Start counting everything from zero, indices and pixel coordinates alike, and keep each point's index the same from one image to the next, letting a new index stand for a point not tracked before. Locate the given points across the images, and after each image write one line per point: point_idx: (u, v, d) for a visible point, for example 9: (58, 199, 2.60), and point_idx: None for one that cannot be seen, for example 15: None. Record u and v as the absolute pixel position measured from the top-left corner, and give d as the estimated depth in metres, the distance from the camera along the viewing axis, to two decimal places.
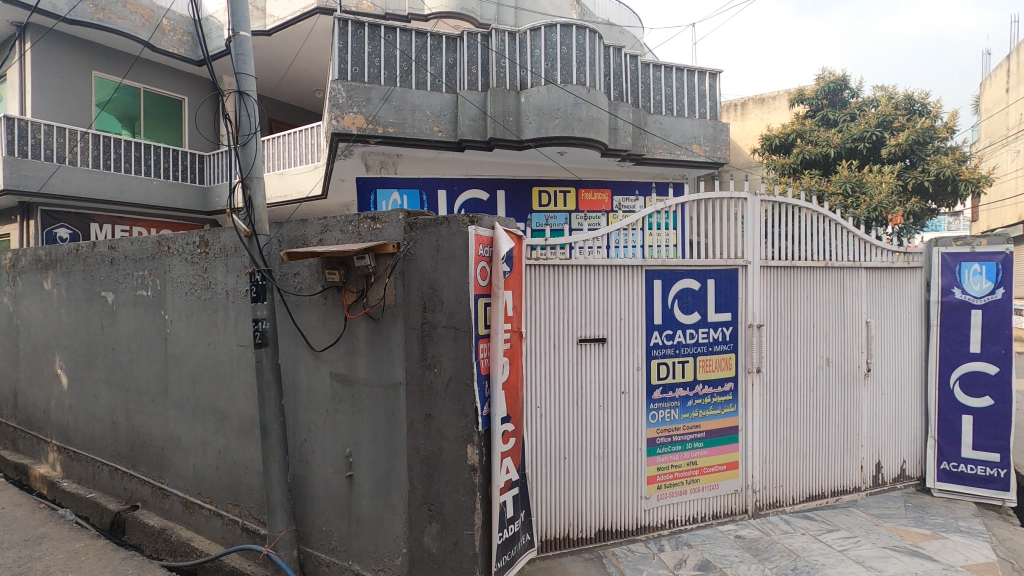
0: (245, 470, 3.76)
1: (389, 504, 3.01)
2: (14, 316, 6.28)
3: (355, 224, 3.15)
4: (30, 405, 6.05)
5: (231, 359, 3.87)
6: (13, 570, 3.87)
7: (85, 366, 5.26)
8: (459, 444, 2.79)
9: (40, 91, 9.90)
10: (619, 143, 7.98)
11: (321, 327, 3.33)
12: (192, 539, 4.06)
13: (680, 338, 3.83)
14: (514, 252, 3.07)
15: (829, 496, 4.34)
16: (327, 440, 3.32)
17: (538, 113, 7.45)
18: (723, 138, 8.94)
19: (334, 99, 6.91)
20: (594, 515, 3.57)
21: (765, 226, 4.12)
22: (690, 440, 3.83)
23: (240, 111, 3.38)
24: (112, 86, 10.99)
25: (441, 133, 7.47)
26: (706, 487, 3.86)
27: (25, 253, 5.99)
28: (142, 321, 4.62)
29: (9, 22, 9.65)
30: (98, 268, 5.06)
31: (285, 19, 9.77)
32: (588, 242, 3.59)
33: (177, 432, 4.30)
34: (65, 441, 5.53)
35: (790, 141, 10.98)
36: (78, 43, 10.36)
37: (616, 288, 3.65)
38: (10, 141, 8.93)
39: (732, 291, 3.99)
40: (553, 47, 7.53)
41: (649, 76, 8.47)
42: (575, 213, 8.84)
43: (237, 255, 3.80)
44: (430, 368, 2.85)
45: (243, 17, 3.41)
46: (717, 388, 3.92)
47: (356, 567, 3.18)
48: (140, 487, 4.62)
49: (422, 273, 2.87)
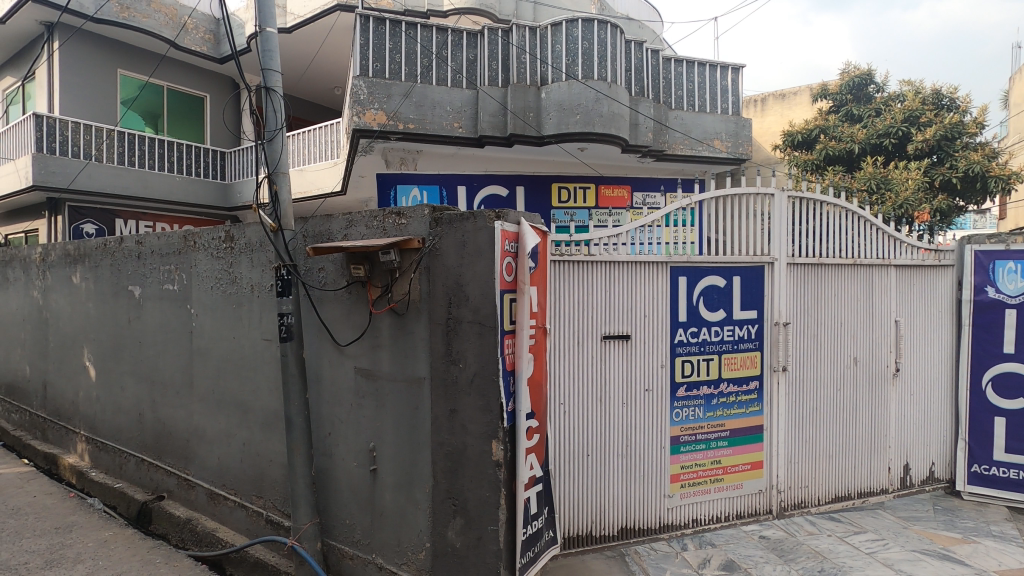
0: (269, 462, 3.80)
1: (412, 499, 3.03)
2: (43, 309, 6.42)
3: (380, 219, 3.15)
4: (59, 395, 6.19)
5: (256, 353, 3.91)
6: (45, 557, 3.96)
7: (113, 359, 5.36)
8: (484, 439, 2.79)
9: (68, 89, 10.08)
10: (640, 139, 7.93)
11: (346, 322, 3.35)
12: (217, 530, 4.12)
13: (705, 336, 3.79)
14: (539, 247, 3.05)
15: (855, 498, 4.27)
16: (350, 434, 3.34)
17: (559, 109, 7.41)
18: (745, 133, 8.77)
19: (356, 94, 6.92)
20: (616, 513, 3.54)
21: (791, 223, 4.06)
22: (714, 439, 3.78)
23: (266, 107, 3.40)
24: (137, 84, 11.16)
25: (462, 129, 7.46)
26: (730, 486, 3.82)
27: (54, 247, 6.13)
28: (168, 314, 4.70)
29: (37, 21, 9.84)
30: (125, 262, 5.15)
31: (305, 17, 9.84)
32: (610, 239, 3.56)
33: (202, 425, 4.36)
34: (92, 432, 5.65)
35: (813, 136, 10.85)
36: (104, 41, 10.53)
37: (640, 285, 3.62)
38: (39, 138, 9.13)
39: (758, 290, 3.93)
40: (573, 42, 7.49)
41: (670, 71, 8.35)
42: (595, 210, 8.75)
43: (262, 250, 3.83)
44: (455, 363, 2.85)
45: (270, 13, 3.43)
46: (742, 387, 3.87)
47: (379, 561, 3.20)
48: (166, 478, 4.71)
49: (447, 268, 2.87)
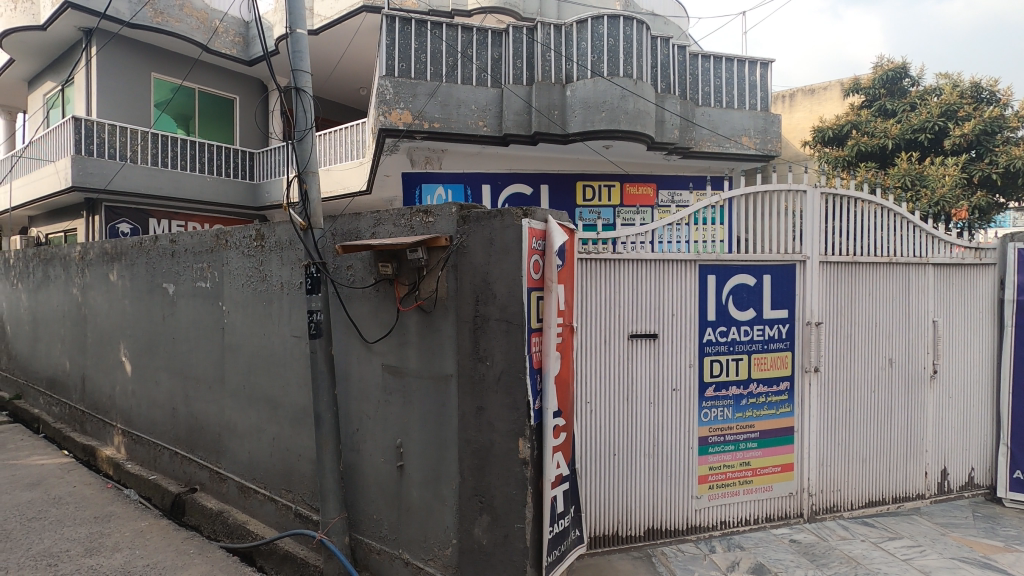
0: (299, 457, 3.87)
1: (439, 495, 3.05)
2: (82, 306, 6.63)
3: (408, 217, 3.17)
4: (97, 389, 6.40)
5: (285, 350, 3.98)
6: (85, 544, 4.10)
7: (148, 354, 5.51)
8: (510, 437, 2.79)
9: (105, 93, 10.40)
10: (666, 136, 7.84)
11: (373, 319, 3.38)
12: (247, 522, 4.21)
13: (734, 335, 3.72)
14: (567, 245, 3.04)
15: (890, 502, 4.16)
16: (378, 431, 3.38)
17: (584, 107, 7.37)
18: (775, 130, 8.56)
19: (382, 94, 6.98)
20: (644, 513, 3.51)
21: (824, 220, 3.97)
22: (743, 440, 3.72)
23: (296, 107, 3.46)
24: (170, 87, 11.45)
25: (486, 128, 7.47)
26: (759, 489, 3.75)
27: (92, 246, 6.33)
28: (201, 311, 4.81)
29: (76, 27, 10.16)
30: (159, 260, 5.29)
31: (332, 18, 9.97)
32: (636, 237, 3.53)
33: (233, 419, 4.46)
34: (128, 425, 5.82)
35: (845, 132, 10.60)
36: (139, 46, 10.83)
37: (669, 283, 3.58)
38: (77, 141, 9.44)
39: (789, 289, 3.85)
40: (599, 39, 7.44)
41: (697, 67, 8.24)
42: (619, 208, 8.69)
43: (292, 248, 3.90)
44: (482, 361, 2.85)
45: (300, 16, 3.49)
46: (772, 387, 3.79)
47: (406, 555, 3.22)
48: (198, 471, 4.84)
49: (474, 266, 2.88)
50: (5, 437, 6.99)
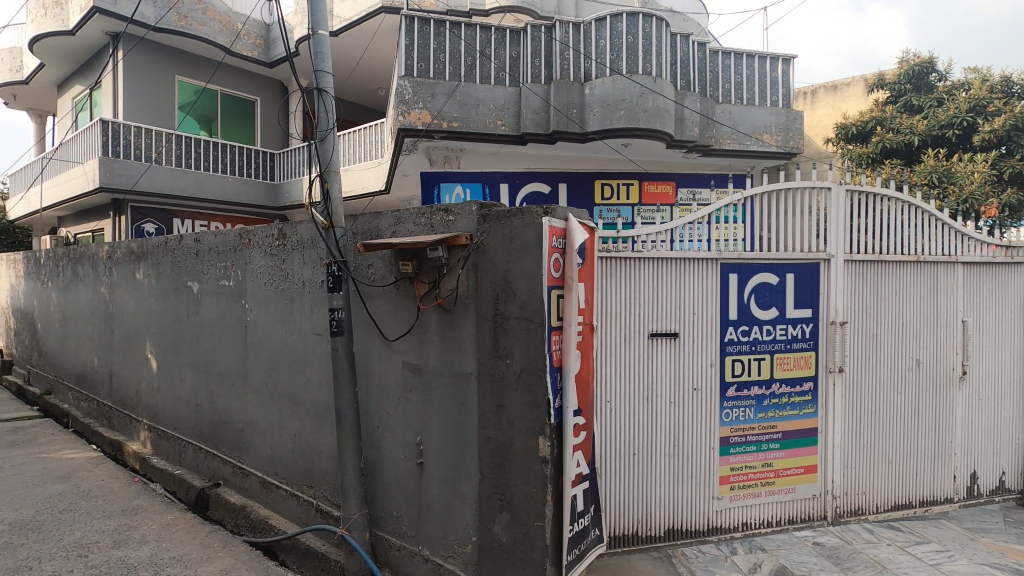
0: (320, 453, 3.91)
1: (458, 492, 3.06)
2: (110, 304, 6.79)
3: (428, 216, 3.19)
4: (124, 385, 6.54)
5: (307, 347, 4.03)
6: (114, 536, 4.20)
7: (173, 351, 5.62)
8: (531, 435, 2.80)
9: (131, 95, 10.63)
10: (685, 134, 7.77)
11: (393, 317, 3.41)
12: (270, 517, 4.27)
13: (757, 335, 3.67)
14: (587, 244, 3.03)
15: (916, 506, 4.08)
16: (398, 428, 3.40)
17: (603, 105, 7.33)
18: (797, 126, 8.42)
19: (401, 94, 7.03)
20: (664, 513, 3.49)
21: (849, 218, 3.90)
22: (766, 440, 3.67)
23: (318, 108, 3.50)
24: (193, 89, 11.66)
25: (505, 127, 7.47)
26: (782, 490, 3.71)
27: (120, 245, 6.48)
28: (224, 309, 4.89)
29: (104, 31, 10.40)
30: (184, 259, 5.39)
31: (351, 19, 10.07)
32: (656, 236, 3.51)
33: (256, 416, 4.53)
34: (154, 421, 5.94)
35: (869, 129, 10.36)
36: (164, 50, 11.06)
37: (690, 282, 3.55)
38: (104, 143, 9.68)
39: (813, 288, 3.79)
40: (618, 36, 7.41)
41: (718, 64, 8.15)
42: (638, 207, 8.64)
43: (314, 247, 3.94)
44: (502, 359, 2.86)
45: (322, 17, 3.53)
46: (795, 388, 3.73)
47: (426, 552, 3.25)
48: (222, 466, 4.92)
49: (494, 264, 2.88)
50: (36, 431, 7.19)
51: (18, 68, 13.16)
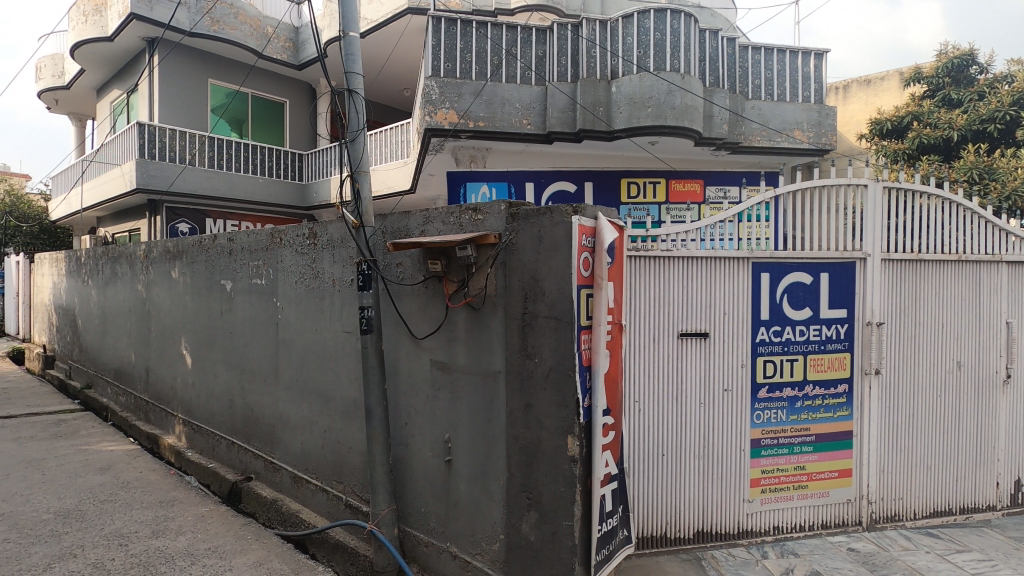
0: (350, 449, 3.97)
1: (486, 490, 3.08)
2: (147, 302, 7.01)
3: (457, 215, 3.21)
4: (160, 380, 6.74)
5: (337, 345, 4.10)
6: (152, 526, 4.33)
7: (206, 348, 5.77)
8: (559, 434, 2.79)
9: (166, 99, 10.94)
10: (714, 131, 7.65)
11: (422, 315, 3.44)
12: (300, 511, 4.35)
13: (790, 335, 3.60)
14: (616, 243, 3.01)
15: (956, 513, 3.96)
16: (426, 426, 3.44)
17: (629, 103, 7.27)
18: (829, 123, 8.22)
19: (428, 95, 7.08)
20: (693, 515, 3.45)
21: (886, 216, 3.80)
22: (798, 443, 3.60)
23: (348, 108, 3.54)
24: (226, 92, 11.94)
25: (531, 126, 7.47)
26: (815, 494, 3.63)
27: (156, 245, 6.68)
28: (256, 307, 5.00)
29: (141, 37, 10.72)
30: (218, 258, 5.53)
31: (378, 21, 10.20)
32: (686, 234, 3.46)
33: (287, 412, 4.62)
34: (189, 415, 6.11)
35: (904, 124, 10.06)
36: (197, 54, 11.35)
37: (720, 281, 3.50)
38: (141, 145, 9.99)
39: (849, 287, 3.70)
40: (646, 33, 7.35)
41: (747, 60, 8.02)
42: (665, 205, 8.55)
43: (344, 246, 4.00)
44: (530, 358, 2.86)
45: (353, 19, 3.58)
46: (829, 390, 3.65)
47: (454, 549, 3.27)
48: (254, 461, 5.03)
49: (524, 263, 2.89)
50: (77, 423, 7.46)
51: (60, 74, 13.64)
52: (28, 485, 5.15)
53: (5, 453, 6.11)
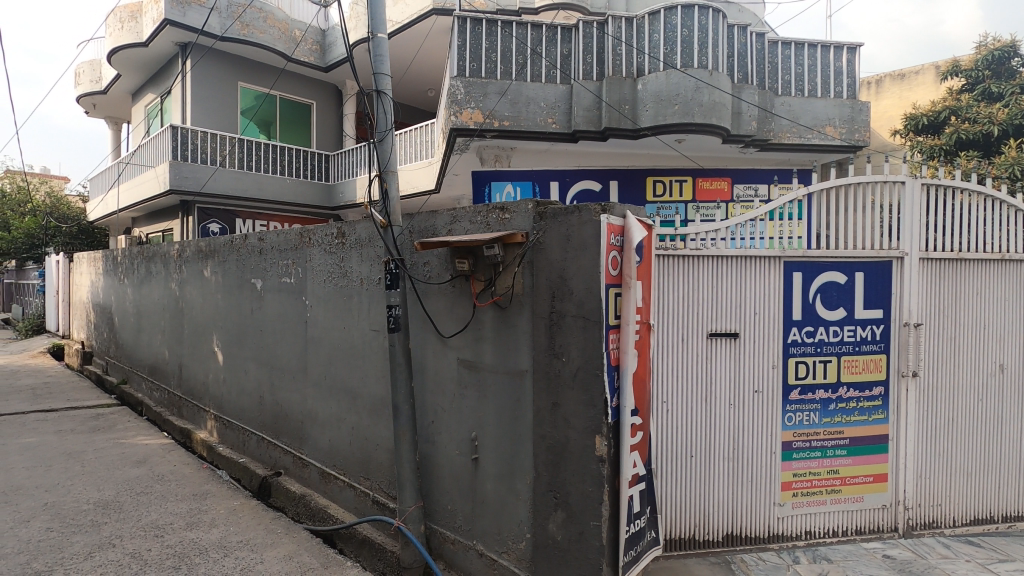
0: (377, 446, 4.02)
1: (513, 489, 3.08)
2: (180, 300, 7.20)
3: (484, 214, 3.22)
4: (192, 376, 6.92)
5: (364, 343, 4.15)
6: (186, 519, 4.45)
7: (237, 345, 5.90)
8: (587, 434, 2.78)
9: (198, 102, 11.22)
10: (743, 128, 7.52)
11: (449, 314, 3.46)
12: (329, 507, 4.42)
13: (822, 336, 3.52)
14: (645, 242, 2.99)
15: (998, 521, 3.82)
16: (453, 424, 3.45)
17: (656, 101, 7.20)
18: (863, 118, 7.99)
19: (453, 95, 7.12)
20: (722, 518, 3.40)
21: (925, 213, 3.68)
22: (831, 446, 3.52)
23: (377, 109, 3.58)
24: (255, 95, 12.18)
25: (556, 125, 7.43)
26: (849, 499, 3.55)
27: (189, 244, 6.85)
28: (285, 305, 5.09)
29: (175, 42, 11.02)
30: (248, 257, 5.65)
31: (403, 23, 10.29)
32: (716, 233, 3.42)
33: (315, 408, 4.69)
34: (220, 411, 6.25)
35: (942, 119, 9.76)
36: (228, 58, 11.61)
37: (750, 280, 3.44)
38: (174, 147, 10.28)
39: (884, 287, 3.60)
40: (673, 30, 7.28)
41: (777, 55, 7.87)
42: (693, 204, 8.43)
43: (372, 245, 4.05)
44: (558, 357, 2.85)
45: (381, 21, 3.62)
46: (864, 392, 3.56)
47: (480, 547, 3.28)
48: (283, 456, 5.12)
49: (551, 262, 2.88)
50: (114, 417, 7.70)
51: (98, 79, 14.09)
52: (69, 476, 5.33)
53: (48, 445, 6.35)
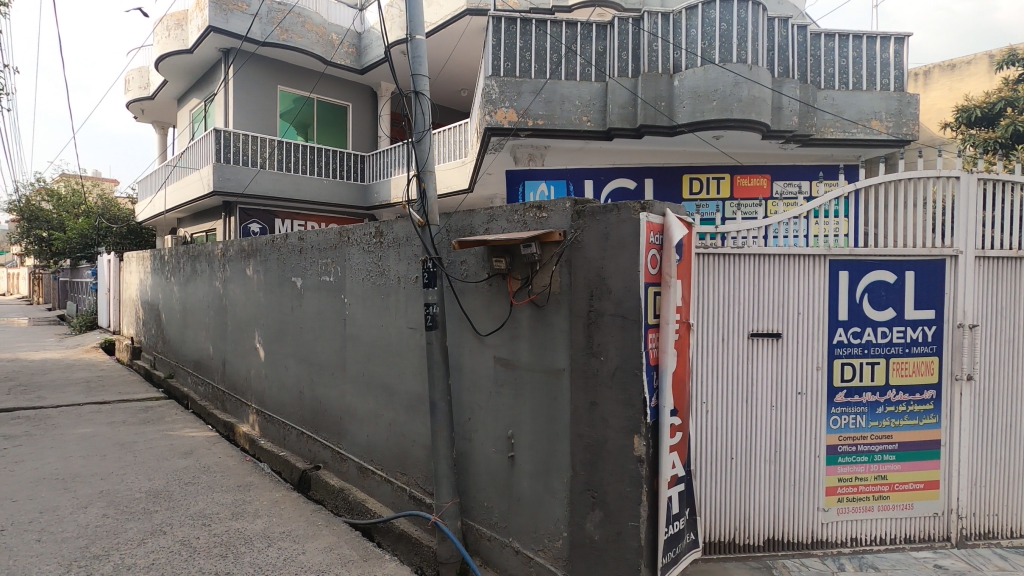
0: (414, 442, 4.08)
1: (550, 487, 3.08)
2: (224, 298, 7.44)
3: (521, 214, 3.22)
4: (235, 371, 7.15)
5: (401, 340, 4.21)
6: (231, 509, 4.60)
7: (278, 342, 6.06)
8: (625, 434, 2.77)
9: (240, 106, 11.58)
10: (783, 123, 7.34)
11: (486, 313, 3.48)
12: (366, 500, 4.50)
13: (870, 337, 3.40)
14: (685, 240, 2.95)
15: None
16: (489, 421, 3.48)
17: (693, 96, 7.09)
18: (911, 111, 7.66)
19: (488, 95, 7.17)
20: (763, 522, 3.33)
21: (982, 209, 3.53)
22: (879, 451, 3.41)
23: (414, 110, 3.62)
24: (294, 98, 12.49)
25: (591, 123, 7.39)
26: (897, 506, 3.43)
27: (232, 244, 7.09)
28: (325, 303, 5.21)
29: (218, 48, 11.39)
30: (289, 256, 5.81)
31: (438, 23, 10.39)
32: (757, 232, 3.36)
33: (353, 404, 4.79)
34: (262, 405, 6.44)
35: (997, 110, 9.31)
36: (269, 62, 11.95)
37: (794, 279, 3.35)
38: (218, 150, 10.64)
39: (937, 286, 3.45)
40: (711, 24, 7.16)
41: (820, 47, 7.65)
42: (731, 201, 8.21)
43: (409, 244, 4.11)
44: (596, 356, 2.85)
45: (419, 22, 3.66)
46: (914, 395, 3.43)
47: (516, 544, 3.29)
48: (322, 451, 5.25)
49: (589, 261, 2.87)
50: (162, 410, 8.02)
51: (146, 85, 14.67)
52: (122, 465, 5.58)
53: (102, 435, 6.66)
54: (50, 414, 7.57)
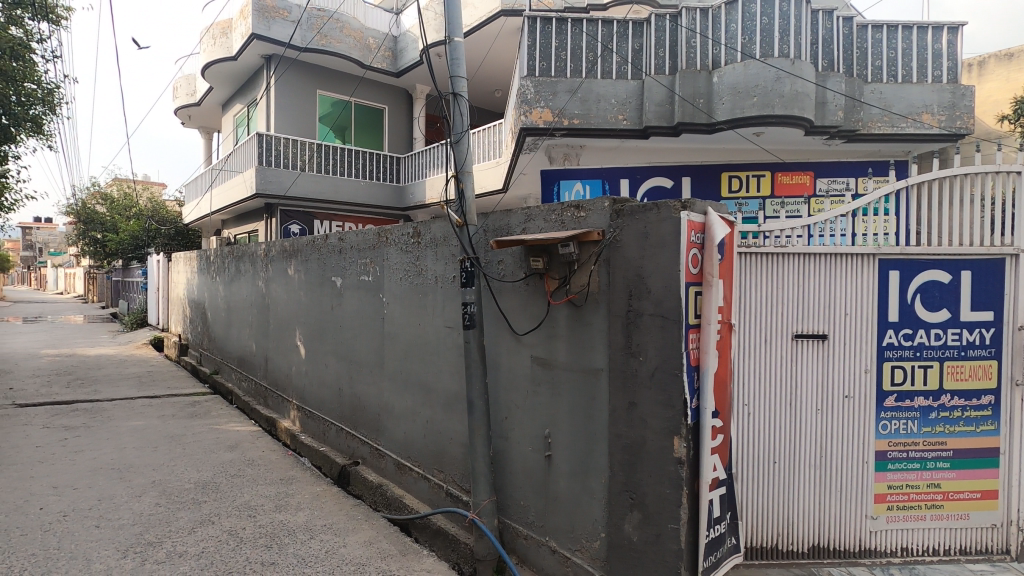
0: (451, 439, 4.13)
1: (588, 487, 3.07)
2: (266, 297, 7.68)
3: (559, 213, 3.22)
4: (277, 368, 7.36)
5: (439, 339, 4.27)
6: (275, 501, 4.74)
7: (318, 340, 6.22)
8: (665, 435, 2.74)
9: (281, 111, 11.92)
10: (827, 118, 7.12)
11: (523, 312, 3.49)
12: (404, 496, 4.58)
13: (923, 339, 3.27)
14: (727, 239, 2.90)
15: None
16: (526, 420, 3.49)
17: (733, 93, 6.94)
18: (966, 103, 7.32)
19: (523, 95, 7.18)
20: (808, 529, 3.24)
21: None
22: (932, 458, 3.28)
23: (453, 111, 3.67)
24: (332, 102, 12.78)
25: (627, 121, 7.32)
26: (951, 515, 3.30)
27: (274, 244, 7.30)
28: (363, 302, 5.32)
29: (261, 55, 11.75)
30: (329, 256, 5.95)
31: (473, 25, 10.48)
32: (803, 230, 3.28)
33: (391, 401, 4.88)
34: (302, 401, 6.62)
35: None
36: (308, 68, 12.26)
37: (841, 279, 3.25)
38: (260, 153, 10.98)
39: (996, 286, 3.29)
40: (751, 18, 7.01)
41: (867, 39, 7.38)
42: (771, 199, 8.04)
43: (447, 244, 4.15)
44: (635, 356, 2.83)
45: (457, 25, 3.70)
46: (970, 401, 3.28)
47: (553, 543, 3.30)
48: (361, 447, 5.36)
49: (628, 260, 2.85)
50: (208, 405, 8.32)
51: (193, 92, 15.25)
52: (173, 457, 5.82)
53: (153, 428, 6.96)
54: (106, 407, 7.95)
